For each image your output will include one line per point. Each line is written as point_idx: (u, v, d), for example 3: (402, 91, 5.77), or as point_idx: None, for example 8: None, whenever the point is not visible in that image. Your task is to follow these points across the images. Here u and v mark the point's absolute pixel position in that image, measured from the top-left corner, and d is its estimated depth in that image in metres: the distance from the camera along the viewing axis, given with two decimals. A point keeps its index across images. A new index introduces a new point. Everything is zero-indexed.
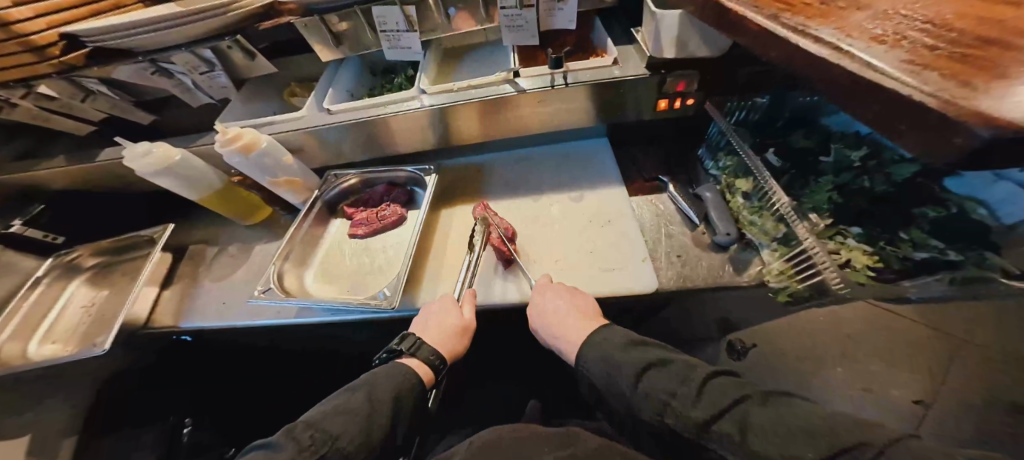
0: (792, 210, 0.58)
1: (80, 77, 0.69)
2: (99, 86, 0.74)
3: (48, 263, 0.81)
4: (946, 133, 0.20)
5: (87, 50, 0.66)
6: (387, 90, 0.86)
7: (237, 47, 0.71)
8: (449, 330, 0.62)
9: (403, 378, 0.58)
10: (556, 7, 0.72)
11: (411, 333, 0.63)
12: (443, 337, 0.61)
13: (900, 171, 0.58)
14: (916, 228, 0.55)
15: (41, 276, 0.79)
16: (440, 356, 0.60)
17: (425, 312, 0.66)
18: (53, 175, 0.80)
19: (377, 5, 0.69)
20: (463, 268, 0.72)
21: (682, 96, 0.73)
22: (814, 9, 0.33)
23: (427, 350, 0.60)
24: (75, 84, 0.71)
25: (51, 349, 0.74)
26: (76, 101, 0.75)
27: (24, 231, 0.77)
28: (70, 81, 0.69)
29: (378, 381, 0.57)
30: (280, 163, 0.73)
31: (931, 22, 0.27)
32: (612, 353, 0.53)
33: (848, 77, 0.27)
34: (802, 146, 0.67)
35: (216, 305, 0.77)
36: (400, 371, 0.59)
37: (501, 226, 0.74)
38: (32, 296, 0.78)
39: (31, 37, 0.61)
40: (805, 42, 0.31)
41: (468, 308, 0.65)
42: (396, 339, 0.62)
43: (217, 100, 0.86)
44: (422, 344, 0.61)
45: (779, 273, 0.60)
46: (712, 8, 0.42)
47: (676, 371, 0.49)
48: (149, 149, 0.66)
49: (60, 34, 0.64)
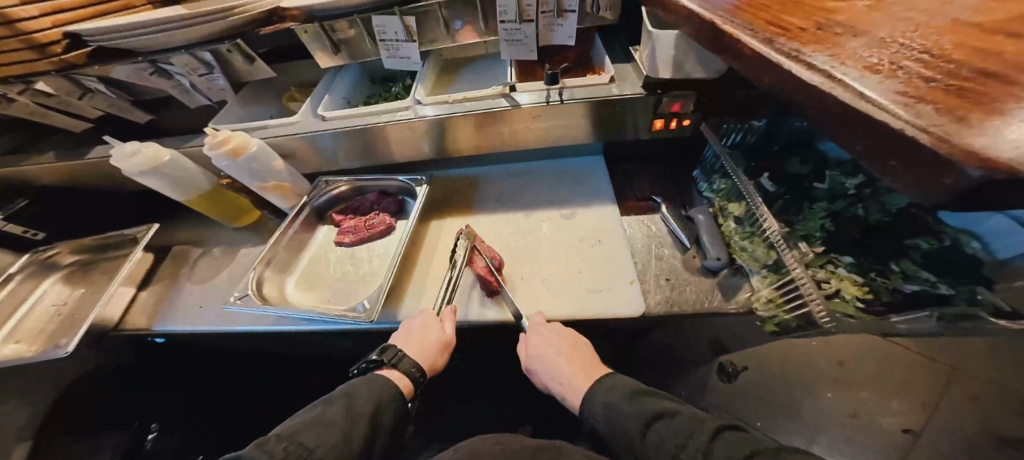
0: (782, 237, 0.57)
1: (79, 76, 0.69)
2: (98, 84, 0.74)
3: (25, 259, 0.80)
4: (937, 172, 0.19)
5: (90, 49, 0.67)
6: (385, 98, 0.87)
7: (237, 51, 0.72)
8: (429, 346, 0.61)
9: (382, 390, 0.58)
10: (555, 22, 0.75)
11: (393, 344, 0.62)
12: (423, 350, 0.60)
13: (894, 200, 0.57)
14: (908, 260, 0.54)
15: (14, 273, 0.78)
16: (420, 368, 0.60)
17: (407, 325, 0.65)
18: (41, 170, 0.77)
19: (377, 14, 0.72)
20: (444, 284, 0.69)
21: (678, 117, 0.73)
22: (812, 35, 0.33)
23: (408, 362, 0.60)
24: (75, 81, 0.71)
25: (14, 349, 0.71)
26: (74, 98, 0.75)
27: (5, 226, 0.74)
28: (70, 79, 0.69)
29: (359, 392, 0.57)
30: (269, 168, 0.73)
31: (929, 51, 0.26)
32: (620, 402, 0.51)
33: (841, 105, 0.26)
34: (794, 171, 0.66)
35: (194, 308, 0.75)
36: (380, 383, 0.58)
37: (489, 254, 0.71)
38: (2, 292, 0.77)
39: (34, 35, 0.62)
40: (799, 68, 0.30)
41: (449, 324, 0.64)
42: (377, 350, 0.62)
43: (214, 101, 0.87)
44: (404, 357, 0.60)
45: (767, 300, 0.59)
46: (709, 31, 0.42)
47: (684, 425, 0.46)
48: (138, 149, 0.66)
49: (64, 33, 0.65)
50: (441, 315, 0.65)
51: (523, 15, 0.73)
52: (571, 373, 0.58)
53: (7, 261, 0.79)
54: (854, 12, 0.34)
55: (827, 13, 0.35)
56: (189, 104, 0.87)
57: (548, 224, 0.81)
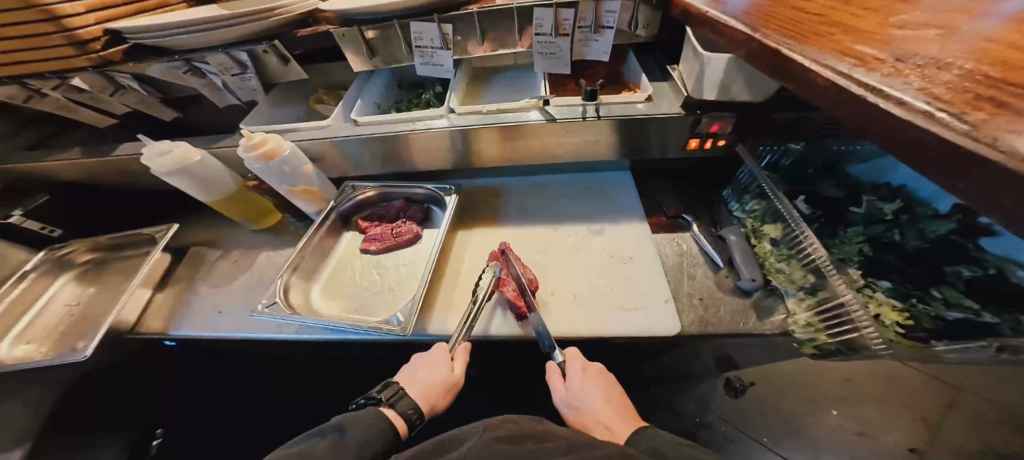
0: (830, 262, 0.56)
1: (116, 73, 0.73)
2: (130, 81, 0.77)
3: (40, 256, 0.82)
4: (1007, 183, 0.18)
5: (127, 46, 0.71)
6: (415, 105, 0.87)
7: (273, 52, 0.73)
8: (433, 388, 0.58)
9: (374, 424, 0.53)
10: (590, 38, 0.75)
11: (395, 380, 0.60)
12: (427, 388, 0.58)
13: (935, 227, 0.58)
14: (949, 286, 0.53)
15: (29, 270, 0.80)
16: (418, 409, 0.57)
17: (414, 362, 0.63)
18: (59, 166, 0.81)
19: (415, 21, 0.72)
20: (465, 313, 0.66)
21: (714, 137, 0.74)
22: (891, 66, 0.31)
23: (406, 402, 0.57)
24: (110, 79, 0.75)
25: (25, 349, 0.72)
26: (106, 95, 0.79)
27: (24, 222, 0.79)
28: (105, 76, 0.73)
29: (350, 425, 0.52)
30: (299, 171, 0.73)
31: (1015, 78, 0.24)
32: (664, 449, 0.49)
33: (932, 140, 0.24)
34: (830, 194, 0.67)
35: (212, 313, 0.72)
36: (373, 416, 0.54)
37: (524, 276, 0.69)
38: (19, 288, 0.78)
39: (78, 31, 0.65)
40: (884, 104, 0.28)
41: (459, 363, 0.60)
42: (378, 386, 0.59)
43: (244, 101, 0.88)
44: (404, 395, 0.57)
45: (805, 324, 0.57)
46: (769, 57, 0.42)
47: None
48: (168, 148, 0.67)
49: (105, 30, 0.69)
50: (454, 352, 0.62)
51: (559, 30, 0.73)
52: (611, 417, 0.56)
53: (21, 259, 0.81)
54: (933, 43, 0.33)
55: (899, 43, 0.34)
56: (220, 103, 0.89)
57: (576, 238, 0.81)
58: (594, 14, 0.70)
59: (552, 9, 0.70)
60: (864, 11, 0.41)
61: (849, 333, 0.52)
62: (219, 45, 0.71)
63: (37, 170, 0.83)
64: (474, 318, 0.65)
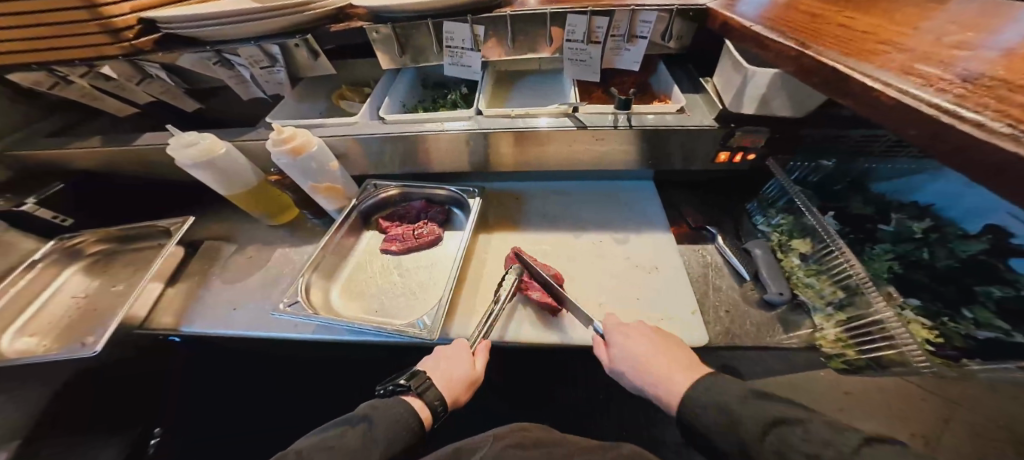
0: (869, 280, 0.54)
1: (144, 62, 0.79)
2: (158, 71, 0.83)
3: (48, 246, 0.81)
4: None
5: (157, 37, 0.77)
6: (440, 105, 0.89)
7: (304, 46, 0.77)
8: (454, 383, 0.55)
9: (402, 415, 0.51)
10: (622, 47, 0.75)
11: (421, 369, 0.57)
12: (450, 382, 0.55)
13: (964, 247, 0.60)
14: (981, 306, 0.53)
15: (37, 260, 0.78)
16: (444, 401, 0.54)
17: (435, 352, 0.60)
18: (83, 152, 0.85)
19: (449, 21, 0.73)
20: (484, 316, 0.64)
21: (744, 150, 0.75)
22: (960, 86, 0.32)
23: (433, 393, 0.54)
24: (137, 67, 0.81)
25: (26, 343, 0.69)
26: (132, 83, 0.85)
27: (36, 210, 0.80)
28: (133, 64, 0.78)
29: (376, 416, 0.51)
30: (325, 168, 0.75)
31: None
32: (728, 402, 0.46)
33: (1008, 163, 0.25)
34: (859, 211, 0.68)
35: (226, 310, 0.70)
36: (400, 407, 0.52)
37: (547, 271, 0.70)
38: (24, 278, 0.76)
39: (114, 20, 0.71)
40: (961, 125, 0.28)
41: (481, 359, 0.58)
42: (405, 374, 0.56)
43: (267, 94, 0.92)
44: (431, 386, 0.54)
45: (834, 340, 0.56)
46: (827, 74, 0.43)
47: (822, 432, 0.39)
48: (195, 140, 0.69)
49: (139, 19, 0.75)
50: (474, 348, 0.60)
51: (591, 37, 0.74)
52: (662, 368, 0.52)
53: (30, 248, 0.80)
54: (997, 67, 0.34)
55: (958, 67, 0.36)
56: (243, 95, 0.93)
57: (599, 245, 0.80)
58: (628, 24, 0.71)
59: (586, 16, 0.70)
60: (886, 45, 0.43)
61: (881, 350, 0.51)
62: (251, 38, 0.75)
63: (60, 155, 0.85)
64: (495, 319, 0.64)
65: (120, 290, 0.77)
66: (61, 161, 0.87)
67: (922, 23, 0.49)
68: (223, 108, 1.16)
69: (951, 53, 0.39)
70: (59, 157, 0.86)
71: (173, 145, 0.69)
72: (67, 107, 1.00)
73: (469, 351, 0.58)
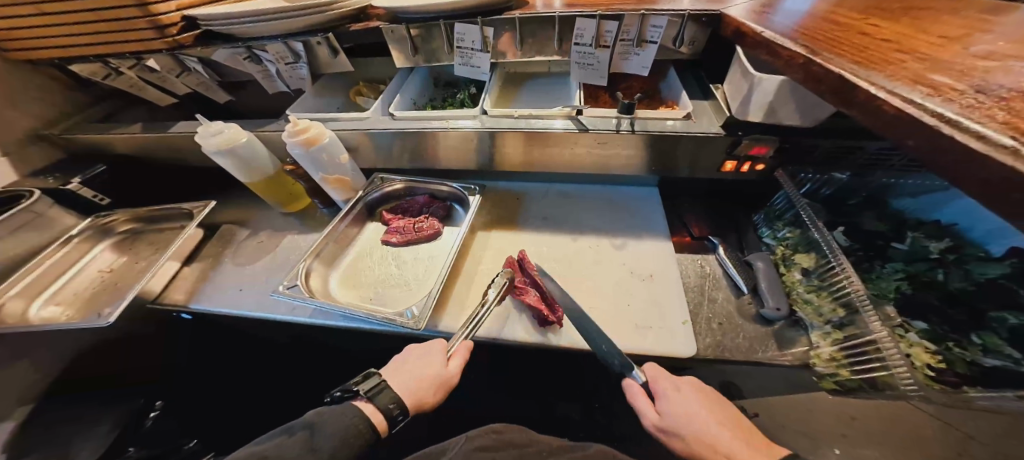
0: (867, 299, 0.52)
1: (184, 55, 0.85)
2: (196, 65, 0.90)
3: (85, 223, 0.88)
4: None
5: (199, 33, 0.83)
6: (449, 104, 0.91)
7: (326, 44, 0.81)
8: (425, 384, 0.55)
9: (351, 420, 0.51)
10: (631, 51, 0.75)
11: (377, 373, 0.59)
12: (414, 386, 0.55)
13: (984, 269, 0.55)
14: (990, 332, 0.50)
15: (75, 235, 0.85)
16: (400, 406, 0.55)
17: (404, 355, 0.61)
18: (125, 137, 0.92)
19: (460, 22, 0.75)
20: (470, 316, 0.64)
21: (752, 160, 0.73)
22: (973, 97, 0.31)
23: (386, 397, 0.55)
24: (177, 60, 0.87)
25: (53, 311, 0.76)
26: (172, 76, 0.92)
27: (77, 189, 0.86)
28: (174, 57, 0.85)
29: (323, 422, 0.51)
30: (334, 161, 0.78)
31: None
32: None
33: (1007, 178, 0.23)
34: (871, 227, 0.66)
35: (232, 290, 0.74)
36: (350, 413, 0.52)
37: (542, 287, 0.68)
38: (61, 251, 0.83)
39: (160, 17, 0.76)
40: (964, 137, 0.27)
41: (455, 362, 0.59)
42: (357, 377, 0.58)
43: (290, 88, 0.97)
44: (386, 388, 0.56)
45: (829, 358, 0.54)
46: (834, 81, 0.41)
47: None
48: (220, 129, 0.74)
49: (183, 16, 0.80)
50: (451, 351, 0.60)
51: (600, 41, 0.74)
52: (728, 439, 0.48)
53: (69, 224, 0.86)
54: (1020, 78, 0.32)
55: (980, 77, 0.34)
56: (270, 89, 0.99)
57: (597, 251, 0.80)
58: (638, 28, 0.71)
59: (595, 20, 0.70)
60: (906, 55, 0.42)
61: (874, 370, 0.49)
62: (279, 35, 0.79)
63: (104, 140, 0.93)
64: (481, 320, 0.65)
65: (141, 266, 0.83)
66: (105, 143, 0.94)
67: (948, 33, 0.46)
68: (251, 102, 1.22)
69: (975, 64, 0.37)
70: (103, 140, 0.94)
71: (201, 133, 0.74)
72: (112, 94, 1.09)
73: (445, 354, 0.58)
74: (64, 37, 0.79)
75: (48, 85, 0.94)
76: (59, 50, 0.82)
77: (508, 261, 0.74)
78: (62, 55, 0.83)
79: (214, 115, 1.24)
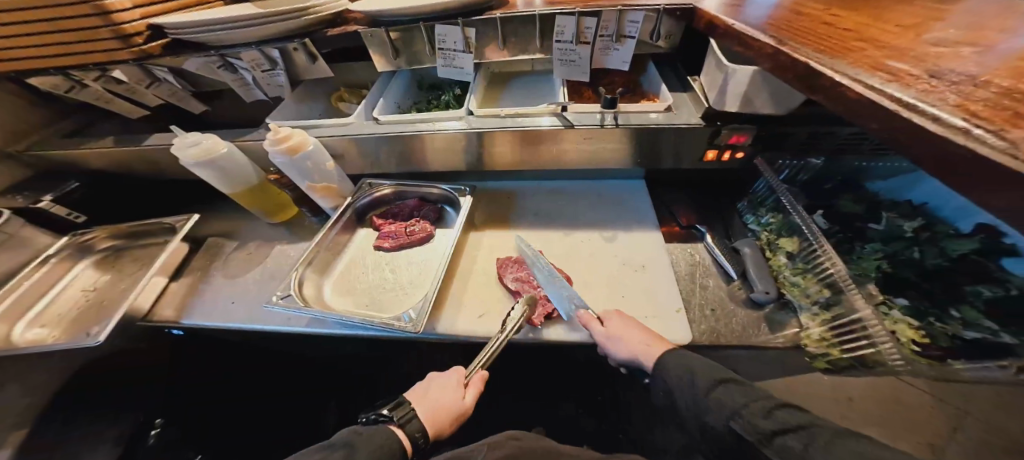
0: (848, 278, 0.55)
1: (152, 65, 0.83)
2: (167, 75, 0.88)
3: (62, 242, 0.85)
4: None
5: (166, 41, 0.82)
6: (434, 106, 0.92)
7: (303, 50, 0.80)
8: (441, 414, 0.57)
9: (384, 442, 0.50)
10: (611, 47, 0.76)
11: (406, 400, 0.58)
12: (434, 411, 0.57)
13: (955, 246, 0.58)
14: (969, 306, 0.52)
15: (51, 254, 0.82)
16: (424, 434, 0.55)
17: (429, 381, 0.62)
18: (98, 152, 0.89)
19: (441, 24, 0.75)
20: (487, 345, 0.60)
21: (733, 149, 0.75)
22: (927, 82, 0.32)
23: (415, 424, 0.55)
24: (145, 71, 0.84)
25: (38, 333, 0.74)
26: (142, 86, 0.89)
27: (52, 207, 0.84)
28: (142, 67, 0.82)
29: (360, 442, 0.49)
30: (321, 167, 0.78)
31: None
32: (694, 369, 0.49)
33: (963, 157, 0.24)
34: (850, 210, 0.68)
35: (225, 303, 0.73)
36: (385, 434, 0.51)
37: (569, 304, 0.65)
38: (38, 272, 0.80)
39: (124, 25, 0.74)
40: (920, 120, 0.28)
41: (471, 392, 0.60)
42: (389, 404, 0.57)
43: (269, 96, 0.96)
44: (414, 416, 0.55)
45: (819, 339, 0.56)
46: (800, 69, 0.43)
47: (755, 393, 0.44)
48: (198, 140, 0.72)
49: (149, 24, 0.78)
50: (469, 380, 0.61)
51: (580, 38, 0.75)
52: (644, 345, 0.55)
53: (45, 243, 0.84)
54: (970, 64, 0.34)
55: (932, 63, 0.36)
56: (247, 98, 0.97)
57: (589, 244, 0.81)
58: (616, 24, 0.72)
59: (574, 17, 0.71)
60: (864, 44, 0.43)
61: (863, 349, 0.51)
62: (253, 42, 0.78)
63: (77, 156, 0.90)
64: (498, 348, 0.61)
65: (126, 283, 0.81)
66: (78, 159, 0.91)
67: (903, 22, 0.49)
68: (230, 111, 1.19)
69: (927, 51, 0.39)
70: (75, 157, 0.91)
71: (177, 146, 0.72)
72: (81, 107, 1.05)
73: (462, 382, 0.60)
74: (26, 53, 0.76)
75: (11, 100, 0.90)
76: (18, 63, 0.78)
77: (505, 260, 0.76)
78: (23, 68, 0.79)
79: (190, 125, 1.21)
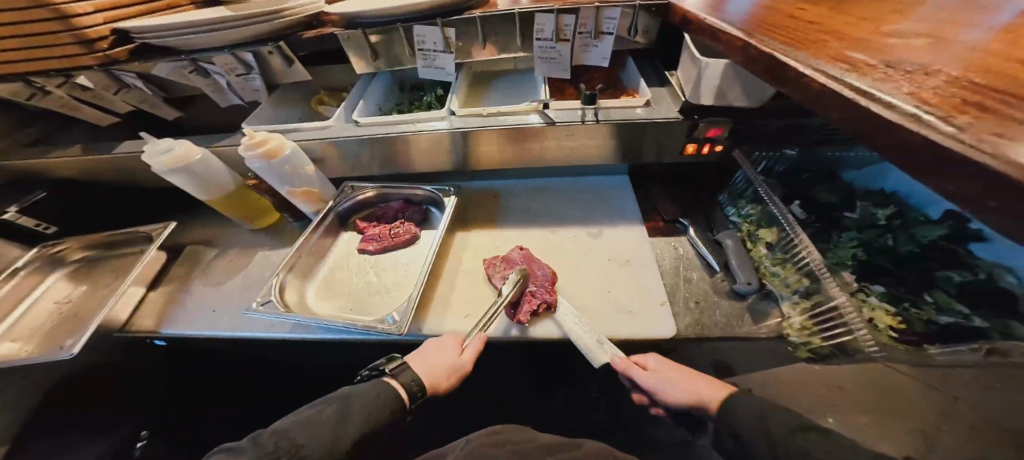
0: (823, 267, 0.56)
1: (119, 71, 0.82)
2: (134, 80, 0.87)
3: (33, 253, 0.83)
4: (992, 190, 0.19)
5: (132, 46, 0.80)
6: (416, 107, 0.92)
7: (278, 53, 0.80)
8: (438, 370, 0.55)
9: (378, 395, 0.52)
10: (590, 43, 0.77)
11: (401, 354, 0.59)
12: (433, 368, 0.56)
13: (926, 232, 0.59)
14: (941, 291, 0.53)
15: (22, 267, 0.80)
16: (422, 385, 0.54)
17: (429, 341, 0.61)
18: (70, 161, 0.87)
19: (419, 24, 0.75)
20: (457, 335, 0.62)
21: (711, 142, 0.76)
22: (883, 71, 0.33)
23: (410, 373, 0.55)
24: (113, 76, 0.83)
25: (9, 348, 0.72)
26: (109, 93, 0.87)
27: (18, 217, 0.81)
28: (108, 74, 0.81)
29: (354, 395, 0.51)
30: (300, 171, 0.77)
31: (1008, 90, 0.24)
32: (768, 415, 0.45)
33: (914, 143, 0.25)
34: (826, 200, 0.69)
35: (205, 312, 0.72)
36: (377, 389, 0.53)
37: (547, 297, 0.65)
38: (7, 286, 0.78)
39: (86, 30, 0.72)
40: (876, 107, 0.28)
41: (470, 351, 0.58)
42: (384, 358, 0.58)
43: (245, 101, 0.95)
44: (409, 367, 0.56)
45: (800, 328, 0.57)
46: (768, 62, 0.43)
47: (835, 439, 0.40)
48: (170, 147, 0.71)
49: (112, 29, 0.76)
50: (467, 343, 0.60)
51: (560, 35, 0.75)
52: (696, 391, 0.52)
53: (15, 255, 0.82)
54: (924, 53, 0.35)
55: (888, 53, 0.36)
56: (222, 103, 0.96)
57: (575, 241, 0.81)
58: (594, 21, 0.72)
59: (553, 15, 0.71)
60: (828, 36, 0.44)
61: (841, 336, 0.51)
62: (224, 46, 0.77)
63: (47, 165, 0.88)
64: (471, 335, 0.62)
65: (102, 294, 0.80)
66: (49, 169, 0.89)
67: (866, 15, 0.50)
68: (210, 116, 1.17)
69: (884, 41, 0.40)
70: (44, 166, 0.88)
71: (148, 153, 0.71)
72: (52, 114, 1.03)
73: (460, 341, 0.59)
74: None
75: None
76: None
77: (491, 258, 0.75)
78: None
79: (169, 131, 1.18)
